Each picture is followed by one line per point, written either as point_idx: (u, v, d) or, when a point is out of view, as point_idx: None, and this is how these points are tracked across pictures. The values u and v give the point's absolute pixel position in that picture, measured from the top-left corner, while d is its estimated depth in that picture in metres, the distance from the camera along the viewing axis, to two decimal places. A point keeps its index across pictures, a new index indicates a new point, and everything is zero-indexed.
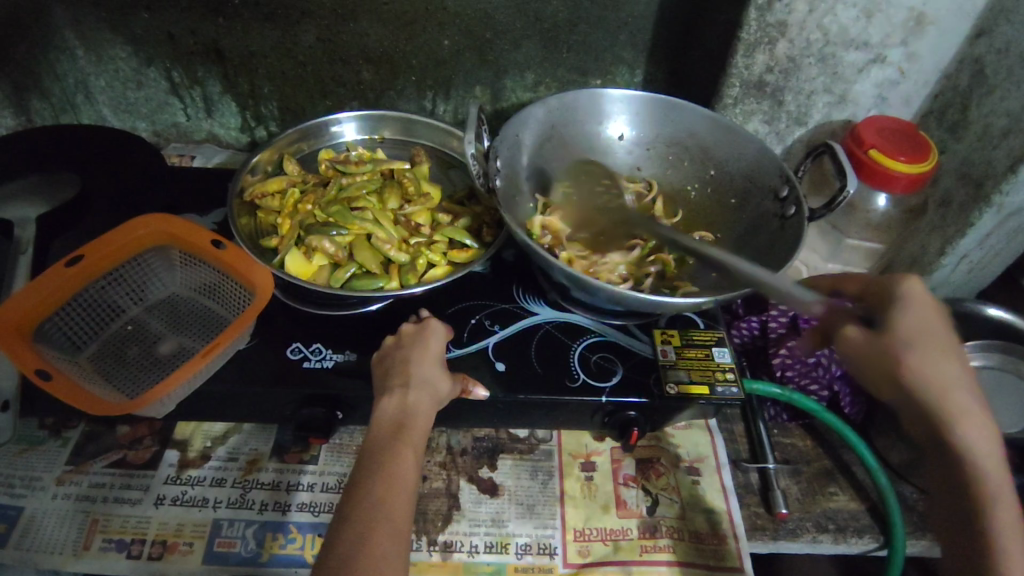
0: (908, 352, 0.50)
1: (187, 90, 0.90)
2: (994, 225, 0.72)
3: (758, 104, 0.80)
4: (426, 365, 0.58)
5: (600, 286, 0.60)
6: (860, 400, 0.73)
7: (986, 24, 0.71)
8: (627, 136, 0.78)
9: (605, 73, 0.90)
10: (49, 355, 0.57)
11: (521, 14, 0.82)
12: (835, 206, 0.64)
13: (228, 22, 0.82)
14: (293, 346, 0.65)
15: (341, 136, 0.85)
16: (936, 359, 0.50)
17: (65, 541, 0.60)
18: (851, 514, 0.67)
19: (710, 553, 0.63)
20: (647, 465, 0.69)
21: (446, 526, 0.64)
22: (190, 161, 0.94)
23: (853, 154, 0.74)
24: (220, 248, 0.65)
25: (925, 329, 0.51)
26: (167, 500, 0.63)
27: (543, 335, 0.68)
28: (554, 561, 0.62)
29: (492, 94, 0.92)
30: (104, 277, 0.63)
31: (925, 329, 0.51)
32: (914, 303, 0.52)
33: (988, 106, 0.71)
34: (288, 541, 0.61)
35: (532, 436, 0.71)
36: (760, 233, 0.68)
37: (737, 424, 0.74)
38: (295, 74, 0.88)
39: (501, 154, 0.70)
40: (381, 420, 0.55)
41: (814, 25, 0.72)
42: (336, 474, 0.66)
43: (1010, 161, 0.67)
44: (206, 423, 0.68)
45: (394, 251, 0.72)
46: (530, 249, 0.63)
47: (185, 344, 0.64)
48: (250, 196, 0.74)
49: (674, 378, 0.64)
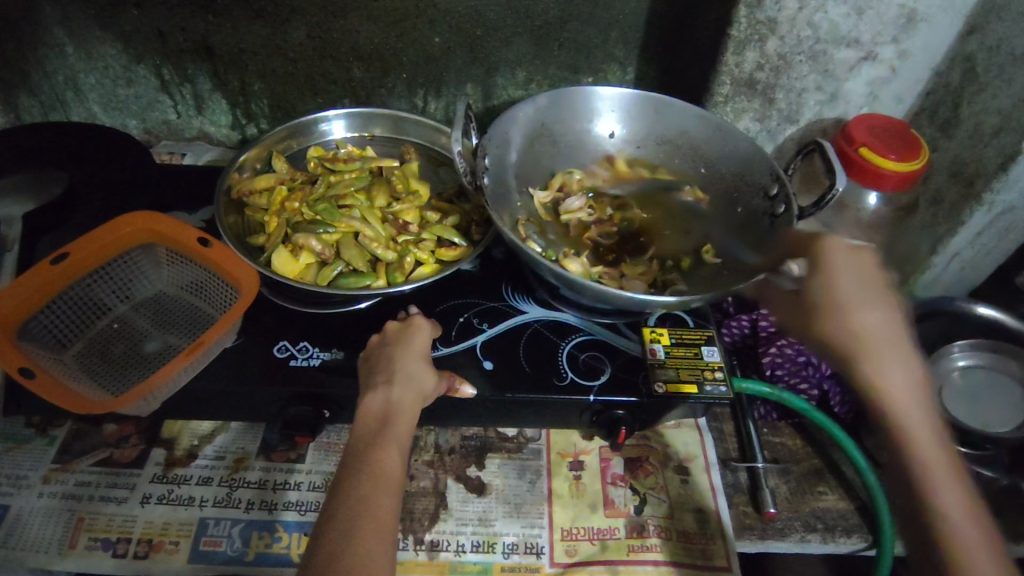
0: (835, 326, 0.49)
1: (177, 87, 0.90)
2: (984, 225, 0.73)
3: (749, 103, 0.80)
4: (411, 362, 0.58)
5: (587, 285, 0.60)
6: (850, 399, 0.73)
7: (977, 22, 0.71)
8: (617, 134, 0.78)
9: (597, 71, 0.90)
10: (34, 353, 0.57)
11: (511, 11, 0.82)
12: (824, 205, 0.63)
13: (216, 19, 0.82)
14: (280, 344, 0.65)
15: (330, 134, 0.85)
16: (895, 364, 0.47)
17: (50, 540, 0.59)
18: (840, 514, 0.67)
19: (698, 553, 0.63)
20: (635, 464, 0.69)
21: (433, 525, 0.63)
22: (180, 159, 0.94)
23: (843, 153, 0.74)
24: (205, 245, 0.65)
25: (838, 289, 0.51)
26: (153, 499, 0.63)
27: (531, 334, 0.68)
28: (541, 560, 0.62)
29: (484, 92, 0.91)
30: (89, 275, 0.63)
31: (853, 287, 0.50)
32: (838, 266, 0.52)
33: (978, 104, 0.71)
34: (274, 540, 0.61)
35: (520, 435, 0.71)
36: (749, 230, 0.68)
37: (726, 423, 0.74)
38: (286, 72, 0.88)
39: (489, 152, 0.69)
40: (364, 418, 0.54)
41: (804, 23, 0.71)
42: (323, 473, 0.66)
43: (1001, 159, 0.67)
44: (193, 422, 0.68)
45: (382, 249, 0.71)
46: (517, 248, 0.62)
47: (172, 343, 0.64)
48: (238, 193, 0.75)
49: (662, 377, 0.64)
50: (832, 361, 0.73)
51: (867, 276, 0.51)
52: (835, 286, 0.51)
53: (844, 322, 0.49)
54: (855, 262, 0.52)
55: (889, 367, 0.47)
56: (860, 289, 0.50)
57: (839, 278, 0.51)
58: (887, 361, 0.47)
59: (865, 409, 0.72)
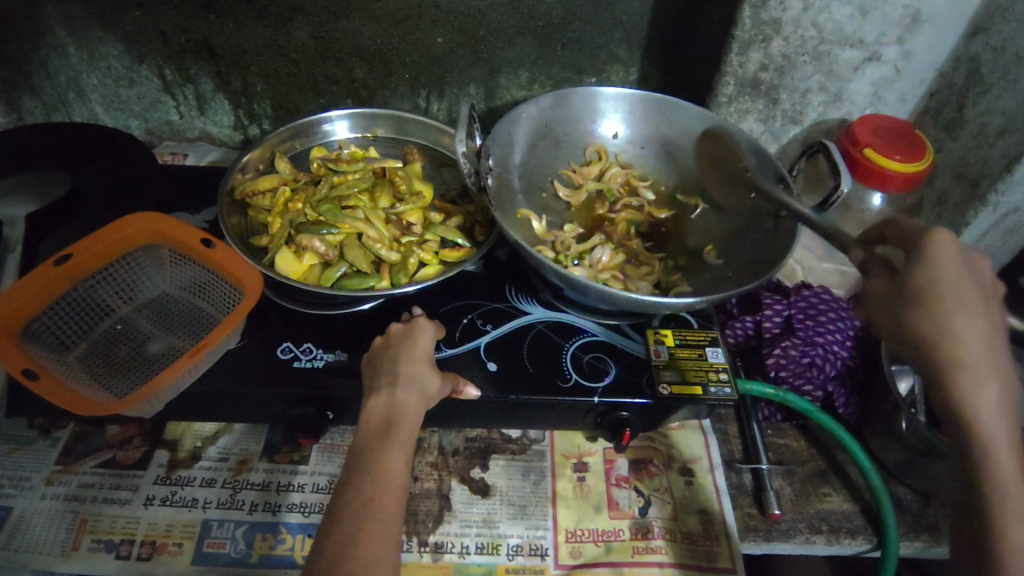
0: (914, 312, 0.42)
1: (180, 88, 0.90)
2: (990, 225, 0.73)
3: (753, 103, 0.80)
4: (415, 364, 0.58)
5: (592, 286, 0.60)
6: (854, 401, 0.73)
7: (982, 23, 0.70)
8: (621, 135, 0.78)
9: (600, 71, 0.90)
10: (37, 354, 0.57)
11: (514, 12, 0.82)
12: (829, 205, 0.63)
13: (219, 20, 0.81)
14: (284, 345, 0.65)
15: (332, 135, 0.85)
16: (961, 319, 0.41)
17: (53, 542, 0.59)
18: (845, 516, 0.67)
19: (703, 555, 0.62)
20: (640, 465, 0.69)
21: (437, 527, 0.63)
22: (182, 160, 0.93)
23: (847, 153, 0.74)
24: (208, 247, 0.65)
25: (938, 271, 0.42)
26: (156, 500, 0.63)
27: (535, 336, 0.68)
28: (545, 562, 0.62)
29: (487, 92, 0.91)
30: (93, 276, 0.63)
31: (948, 273, 0.42)
32: (947, 259, 0.42)
33: (983, 105, 0.71)
34: (278, 542, 0.61)
35: (524, 437, 0.70)
36: (754, 231, 0.68)
37: (730, 424, 0.74)
38: (288, 72, 0.87)
39: (493, 152, 0.69)
40: (368, 420, 0.54)
41: (809, 23, 0.71)
42: (326, 475, 0.66)
43: (1007, 160, 0.67)
44: (196, 424, 0.68)
45: (385, 250, 0.71)
46: (522, 249, 0.62)
47: (175, 344, 0.64)
48: (241, 193, 0.75)
49: (666, 378, 0.64)
50: (837, 362, 0.73)
51: (971, 264, 0.43)
52: (935, 284, 0.42)
53: (935, 313, 0.42)
54: (958, 246, 0.43)
55: (966, 346, 0.41)
56: (965, 278, 0.42)
57: (938, 265, 0.42)
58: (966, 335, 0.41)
59: (868, 411, 0.71)
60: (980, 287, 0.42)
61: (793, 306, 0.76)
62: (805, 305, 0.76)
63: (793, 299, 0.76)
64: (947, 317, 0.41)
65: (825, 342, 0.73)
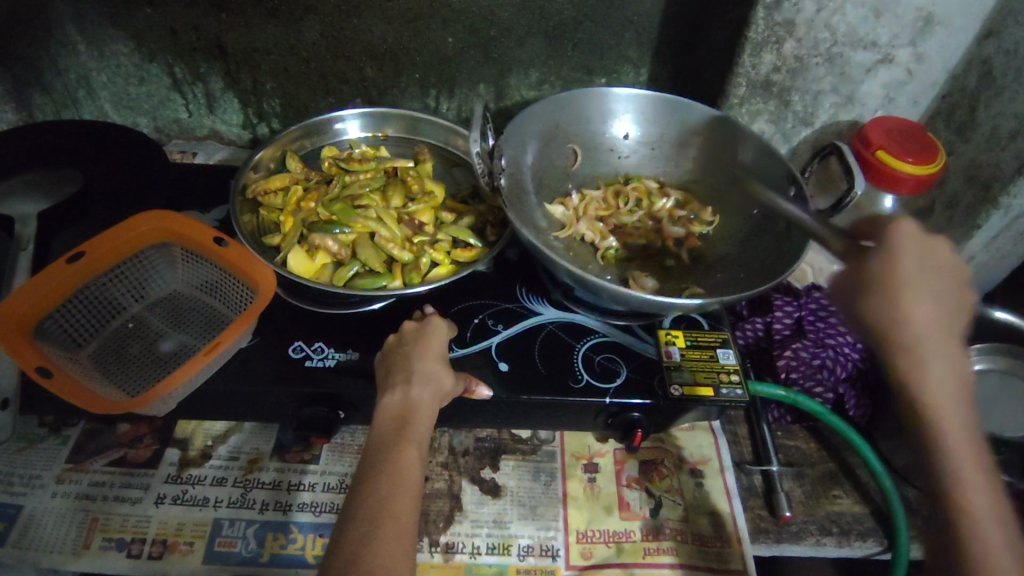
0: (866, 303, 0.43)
1: (189, 86, 0.90)
2: (1002, 227, 0.73)
3: (764, 104, 0.80)
4: (428, 363, 0.58)
5: (602, 286, 0.59)
6: (865, 403, 0.73)
7: (995, 26, 0.70)
8: (632, 136, 0.78)
9: (610, 72, 0.90)
10: (50, 352, 0.56)
11: (525, 12, 0.82)
12: (843, 207, 0.63)
13: (229, 18, 0.81)
14: (295, 345, 0.65)
15: (343, 133, 0.85)
16: (907, 306, 0.42)
17: (64, 540, 0.59)
18: (856, 518, 0.67)
19: (714, 556, 0.62)
20: (650, 467, 0.69)
21: (448, 527, 0.63)
22: (191, 158, 0.94)
23: (860, 154, 0.74)
24: (221, 245, 0.65)
25: (894, 266, 0.43)
26: (167, 499, 0.63)
27: (547, 336, 0.68)
28: (556, 563, 0.62)
29: (496, 92, 0.91)
30: (105, 274, 0.63)
31: (899, 263, 0.43)
32: (898, 245, 0.43)
33: (995, 108, 0.71)
34: (289, 542, 0.61)
35: (535, 437, 0.70)
36: (766, 231, 0.68)
37: (740, 425, 0.74)
38: (298, 71, 0.87)
39: (505, 153, 0.69)
40: (382, 419, 0.54)
41: (822, 25, 0.71)
42: (337, 474, 0.66)
43: (1018, 163, 0.68)
44: (207, 422, 0.68)
45: (396, 250, 0.71)
46: (534, 248, 0.62)
47: (186, 343, 0.63)
48: (253, 193, 0.75)
49: (678, 380, 0.64)
50: (846, 363, 0.72)
51: (915, 249, 0.43)
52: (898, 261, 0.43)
53: (881, 304, 0.42)
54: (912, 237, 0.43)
55: (926, 345, 0.41)
56: (917, 268, 0.42)
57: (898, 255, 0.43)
58: (911, 319, 0.42)
59: (880, 415, 0.71)
60: (933, 275, 0.42)
61: (803, 308, 0.76)
62: (816, 307, 0.76)
63: (803, 301, 0.77)
64: (896, 315, 0.42)
65: (836, 343, 0.73)
